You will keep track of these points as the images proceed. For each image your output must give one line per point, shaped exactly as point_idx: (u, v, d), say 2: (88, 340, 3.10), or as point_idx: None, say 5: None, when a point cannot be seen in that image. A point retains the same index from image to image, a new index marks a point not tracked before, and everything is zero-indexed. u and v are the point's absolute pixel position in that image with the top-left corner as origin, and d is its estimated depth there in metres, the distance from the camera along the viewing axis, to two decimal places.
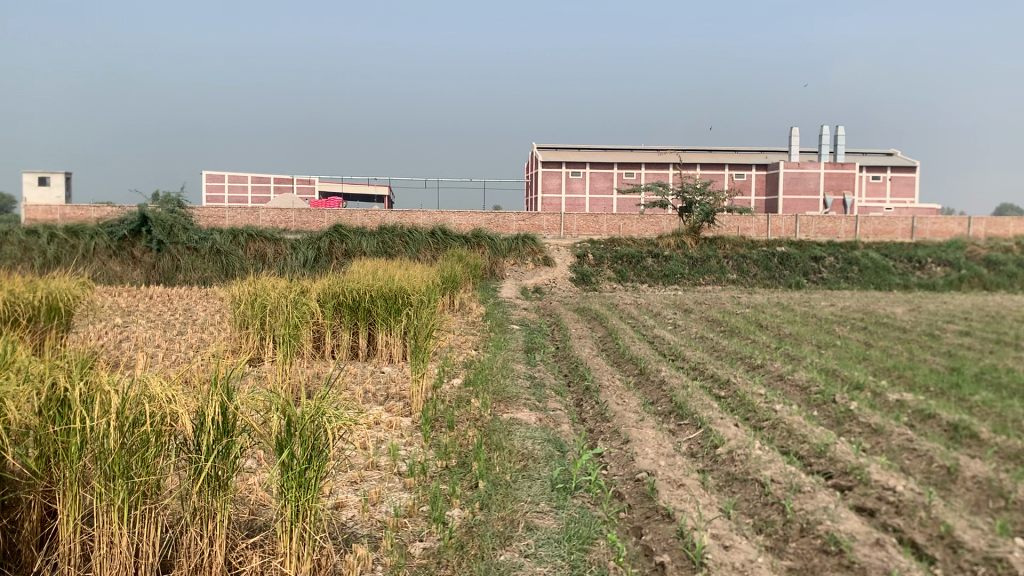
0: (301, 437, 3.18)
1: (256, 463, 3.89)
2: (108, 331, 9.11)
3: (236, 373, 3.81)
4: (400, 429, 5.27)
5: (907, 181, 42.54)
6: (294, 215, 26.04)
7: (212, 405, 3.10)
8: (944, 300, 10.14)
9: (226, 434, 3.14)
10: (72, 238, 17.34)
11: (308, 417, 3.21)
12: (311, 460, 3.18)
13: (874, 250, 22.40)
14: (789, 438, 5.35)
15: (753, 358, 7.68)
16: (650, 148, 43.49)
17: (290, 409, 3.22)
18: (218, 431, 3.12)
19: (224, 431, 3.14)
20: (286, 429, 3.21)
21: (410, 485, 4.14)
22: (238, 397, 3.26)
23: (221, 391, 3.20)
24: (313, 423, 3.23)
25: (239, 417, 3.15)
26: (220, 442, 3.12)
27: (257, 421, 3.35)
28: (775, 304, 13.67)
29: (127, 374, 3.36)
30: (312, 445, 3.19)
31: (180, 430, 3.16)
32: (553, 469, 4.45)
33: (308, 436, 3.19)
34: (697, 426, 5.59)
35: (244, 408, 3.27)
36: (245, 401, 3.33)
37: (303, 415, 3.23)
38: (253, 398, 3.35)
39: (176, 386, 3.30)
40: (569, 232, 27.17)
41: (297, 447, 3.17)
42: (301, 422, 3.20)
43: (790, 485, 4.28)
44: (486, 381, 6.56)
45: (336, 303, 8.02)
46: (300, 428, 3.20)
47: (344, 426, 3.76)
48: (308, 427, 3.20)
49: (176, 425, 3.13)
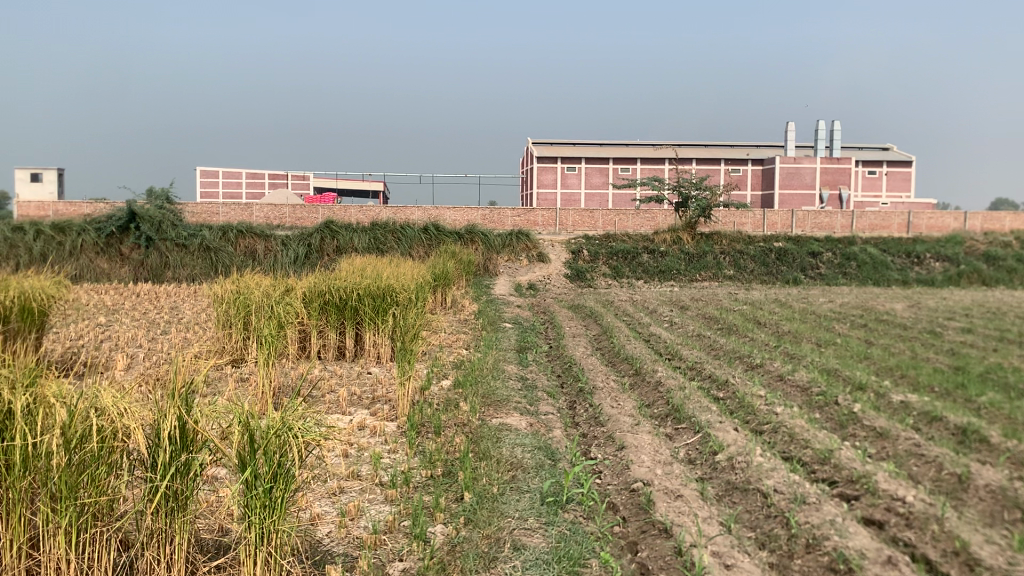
0: (265, 455, 2.93)
1: (223, 477, 3.62)
2: (89, 331, 8.81)
3: (197, 383, 3.53)
4: (384, 435, 5.01)
5: (903, 176, 42.33)
6: (287, 211, 25.73)
7: (168, 419, 2.83)
8: (945, 296, 9.88)
9: (186, 451, 2.89)
10: (59, 235, 16.96)
11: (273, 433, 2.97)
12: (276, 479, 2.93)
13: (872, 245, 22.20)
14: (790, 443, 5.25)
15: (752, 357, 7.43)
16: (646, 144, 43.25)
17: (252, 423, 2.97)
18: (175, 448, 2.85)
19: (184, 446, 2.89)
20: (249, 446, 2.96)
21: (392, 498, 3.88)
22: (198, 410, 2.99)
23: (178, 404, 2.93)
24: (279, 440, 2.98)
25: (200, 432, 2.89)
26: (179, 459, 2.85)
27: (218, 437, 3.10)
28: (773, 300, 13.43)
29: (78, 385, 3.09)
30: (277, 462, 2.94)
31: (135, 446, 2.89)
32: (544, 481, 4.19)
33: (273, 453, 2.94)
34: (695, 431, 5.36)
35: (204, 422, 3.00)
36: (204, 414, 3.07)
37: (268, 430, 2.99)
38: (213, 411, 3.09)
39: (131, 398, 3.03)
40: (564, 227, 26.91)
41: (262, 465, 2.92)
42: (265, 439, 2.96)
43: (795, 495, 4.03)
44: (475, 384, 6.32)
45: (323, 302, 7.78)
46: (264, 444, 2.95)
47: (315, 440, 3.50)
48: (273, 445, 2.95)
49: (130, 441, 2.86)
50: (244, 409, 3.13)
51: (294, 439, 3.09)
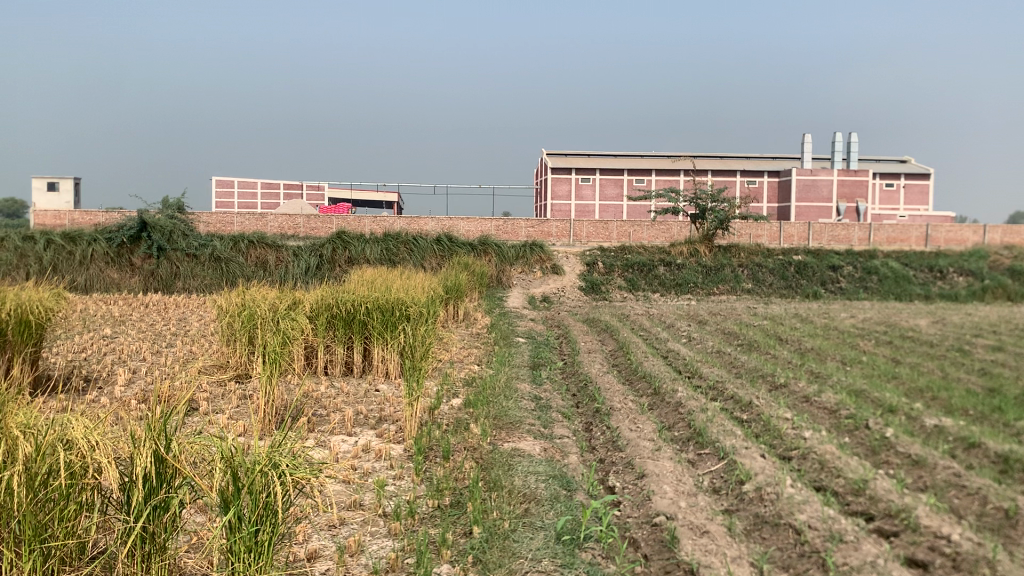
0: (250, 494, 2.77)
1: (200, 511, 3.37)
2: (92, 343, 8.64)
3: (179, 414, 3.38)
4: (389, 459, 4.76)
5: (921, 189, 41.77)
6: (301, 221, 25.63)
7: (143, 455, 2.69)
8: (970, 312, 9.50)
9: (163, 487, 2.75)
10: (69, 244, 16.87)
11: (259, 468, 2.80)
12: (264, 521, 2.76)
13: (893, 258, 21.78)
14: (821, 470, 4.92)
15: (775, 375, 7.05)
16: (661, 156, 42.90)
17: (235, 461, 2.82)
18: (152, 486, 2.72)
19: (161, 483, 2.75)
20: (232, 485, 2.79)
21: (395, 532, 3.61)
22: (177, 444, 2.86)
23: (155, 437, 2.80)
24: (264, 477, 2.80)
25: (178, 468, 2.75)
26: (156, 497, 2.71)
27: (199, 474, 2.96)
28: (794, 315, 13.06)
29: (46, 416, 2.93)
30: (264, 498, 2.77)
31: (108, 483, 2.74)
32: (559, 516, 3.88)
33: (258, 492, 2.79)
34: (719, 457, 5.06)
35: (182, 457, 2.86)
36: (183, 449, 2.92)
37: (253, 466, 2.83)
38: (192, 446, 2.94)
39: (103, 430, 2.89)
40: (578, 239, 26.62)
41: (247, 505, 2.76)
42: (249, 476, 2.78)
43: (831, 532, 3.67)
44: (487, 404, 6.05)
45: (330, 316, 7.59)
46: (249, 481, 2.78)
47: (306, 477, 3.25)
48: (257, 483, 2.78)
49: (102, 478, 2.71)
50: (226, 442, 3.00)
51: (282, 474, 2.92)
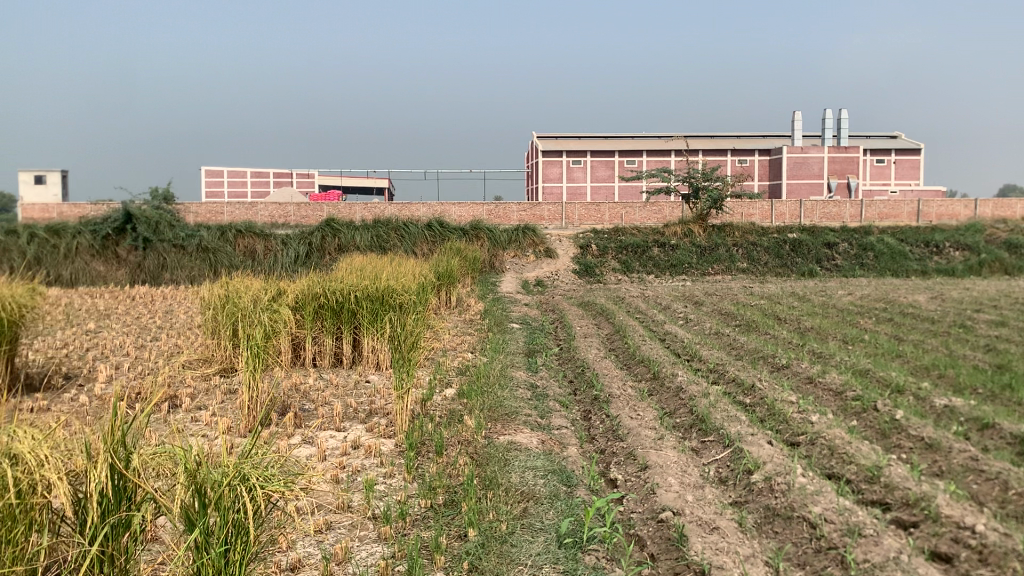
0: (217, 509, 2.61)
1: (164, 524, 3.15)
2: (74, 338, 8.34)
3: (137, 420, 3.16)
4: (380, 455, 4.50)
5: (913, 163, 41.65)
6: (291, 209, 25.26)
7: (97, 468, 2.52)
8: (967, 287, 9.35)
9: (123, 504, 2.60)
10: (53, 237, 16.44)
11: (227, 483, 2.64)
12: (234, 542, 2.61)
13: (889, 234, 21.64)
14: (832, 457, 4.47)
15: (777, 357, 6.82)
16: (653, 137, 42.56)
17: (202, 473, 2.63)
18: (109, 503, 2.55)
19: (120, 500, 2.59)
20: (198, 501, 2.61)
21: (385, 536, 3.37)
22: (136, 456, 2.68)
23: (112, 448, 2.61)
24: (233, 493, 2.64)
25: (138, 482, 2.60)
26: (114, 516, 2.54)
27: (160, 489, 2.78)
28: (790, 294, 12.87)
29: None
30: (234, 516, 2.62)
31: (58, 500, 2.53)
32: (560, 516, 3.63)
33: (226, 507, 2.61)
34: (725, 445, 4.82)
35: (142, 472, 2.67)
36: (144, 461, 2.73)
37: (220, 480, 2.65)
38: (152, 457, 2.74)
39: (52, 442, 2.68)
40: (571, 222, 26.32)
41: (213, 520, 2.60)
42: (218, 490, 2.62)
43: (848, 526, 3.50)
44: (481, 394, 5.80)
45: (317, 306, 7.30)
46: (217, 495, 2.62)
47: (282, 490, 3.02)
48: (226, 499, 2.62)
49: (51, 496, 2.49)
50: (190, 450, 2.81)
51: (251, 488, 2.74)
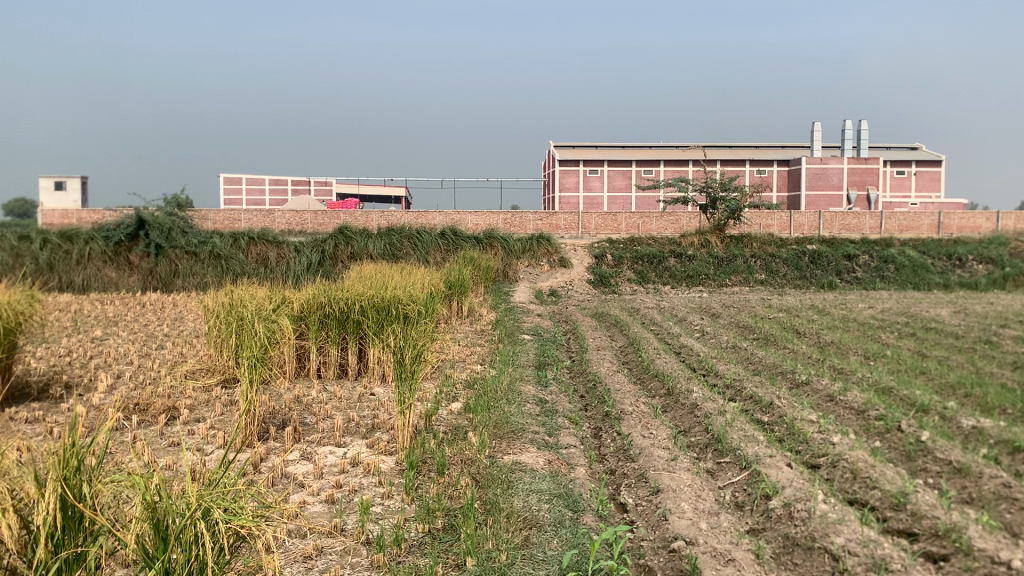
0: (180, 546, 2.52)
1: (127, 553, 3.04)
2: (79, 346, 8.25)
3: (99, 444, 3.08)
4: (379, 474, 4.33)
5: (934, 175, 41.00)
6: (308, 217, 25.29)
7: (45, 501, 2.44)
8: (993, 301, 9.00)
9: (74, 536, 2.52)
10: (66, 242, 16.52)
11: (190, 515, 2.55)
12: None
13: (910, 246, 21.22)
14: (854, 482, 4.21)
15: (797, 374, 6.55)
16: (670, 147, 42.28)
17: (161, 505, 2.54)
18: (60, 537, 2.47)
19: (72, 533, 2.51)
20: (157, 534, 2.53)
21: (378, 564, 3.18)
22: (89, 484, 2.59)
23: (63, 479, 2.53)
24: (194, 527, 2.55)
25: (91, 513, 2.52)
26: (66, 550, 2.47)
27: (117, 518, 2.69)
28: (810, 307, 12.58)
29: None
30: (196, 552, 2.55)
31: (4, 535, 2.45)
32: (563, 546, 3.44)
33: (189, 542, 2.53)
34: (742, 467, 4.59)
35: (95, 502, 2.58)
36: (98, 488, 2.64)
37: (183, 512, 2.56)
38: (105, 483, 2.66)
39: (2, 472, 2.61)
40: (587, 231, 26.09)
41: (175, 556, 2.52)
42: (180, 523, 2.54)
43: (874, 560, 3.25)
44: (489, 410, 5.61)
45: (322, 315, 7.16)
46: (178, 528, 2.53)
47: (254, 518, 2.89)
48: (187, 532, 2.54)
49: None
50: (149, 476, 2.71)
51: (214, 520, 2.64)
